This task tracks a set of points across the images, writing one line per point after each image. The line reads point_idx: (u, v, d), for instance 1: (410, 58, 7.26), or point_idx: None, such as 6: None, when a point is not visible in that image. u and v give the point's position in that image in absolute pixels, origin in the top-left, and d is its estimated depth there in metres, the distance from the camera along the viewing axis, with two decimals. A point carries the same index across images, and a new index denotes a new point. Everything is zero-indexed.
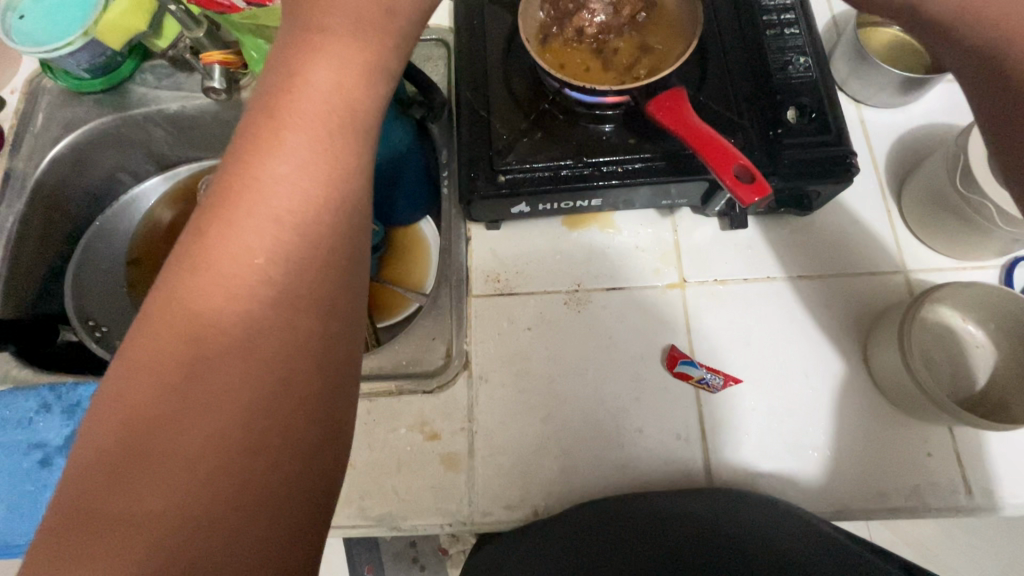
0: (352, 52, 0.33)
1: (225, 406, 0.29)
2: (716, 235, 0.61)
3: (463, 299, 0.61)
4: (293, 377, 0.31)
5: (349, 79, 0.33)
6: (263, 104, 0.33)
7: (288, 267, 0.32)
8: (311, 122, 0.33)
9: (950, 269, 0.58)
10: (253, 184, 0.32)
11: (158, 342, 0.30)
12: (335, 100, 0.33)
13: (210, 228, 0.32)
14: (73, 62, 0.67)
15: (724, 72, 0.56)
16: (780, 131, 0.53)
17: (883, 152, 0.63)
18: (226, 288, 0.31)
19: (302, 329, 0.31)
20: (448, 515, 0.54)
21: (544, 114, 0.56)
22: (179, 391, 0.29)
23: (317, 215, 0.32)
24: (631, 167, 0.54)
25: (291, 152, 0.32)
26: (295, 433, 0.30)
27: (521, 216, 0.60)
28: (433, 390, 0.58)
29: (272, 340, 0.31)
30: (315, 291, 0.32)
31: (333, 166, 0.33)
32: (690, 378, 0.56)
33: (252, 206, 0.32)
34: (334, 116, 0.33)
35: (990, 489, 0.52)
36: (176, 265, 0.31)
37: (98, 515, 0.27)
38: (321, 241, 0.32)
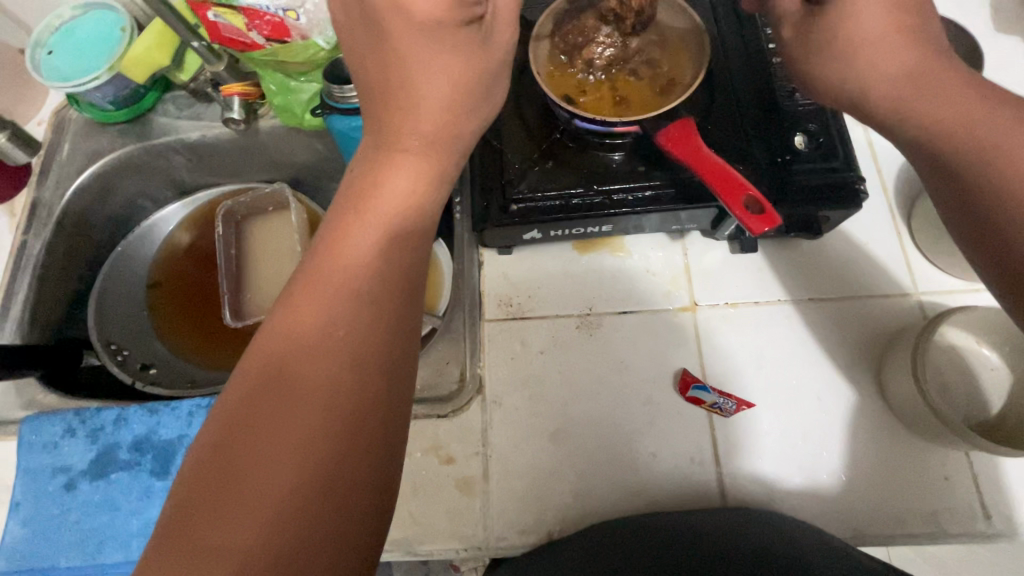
0: (399, 135, 0.37)
1: (299, 454, 0.30)
2: (725, 259, 0.62)
3: (476, 323, 0.62)
4: (360, 426, 0.32)
5: (425, 161, 0.37)
6: (348, 185, 0.37)
7: (364, 324, 0.33)
8: (386, 202, 0.36)
9: (961, 291, 0.58)
10: (335, 249, 0.35)
11: (246, 390, 0.32)
12: (403, 183, 0.37)
13: (297, 284, 0.35)
14: (99, 95, 0.70)
15: (731, 102, 0.57)
16: (789, 157, 0.53)
17: (892, 175, 0.63)
18: (306, 339, 0.33)
19: (373, 382, 0.33)
20: (463, 539, 0.54)
21: (555, 143, 0.57)
22: (261, 433, 0.30)
23: (389, 276, 0.35)
24: (642, 195, 0.55)
25: (367, 225, 0.35)
26: (357, 482, 0.31)
27: (533, 241, 0.61)
28: (447, 414, 0.58)
29: (345, 390, 0.32)
30: (383, 347, 0.34)
31: (396, 241, 0.36)
32: (702, 403, 0.56)
33: (332, 267, 0.34)
34: (407, 200, 0.37)
35: (1010, 516, 0.51)
36: (268, 320, 0.34)
37: (177, 554, 0.28)
38: (391, 301, 0.35)
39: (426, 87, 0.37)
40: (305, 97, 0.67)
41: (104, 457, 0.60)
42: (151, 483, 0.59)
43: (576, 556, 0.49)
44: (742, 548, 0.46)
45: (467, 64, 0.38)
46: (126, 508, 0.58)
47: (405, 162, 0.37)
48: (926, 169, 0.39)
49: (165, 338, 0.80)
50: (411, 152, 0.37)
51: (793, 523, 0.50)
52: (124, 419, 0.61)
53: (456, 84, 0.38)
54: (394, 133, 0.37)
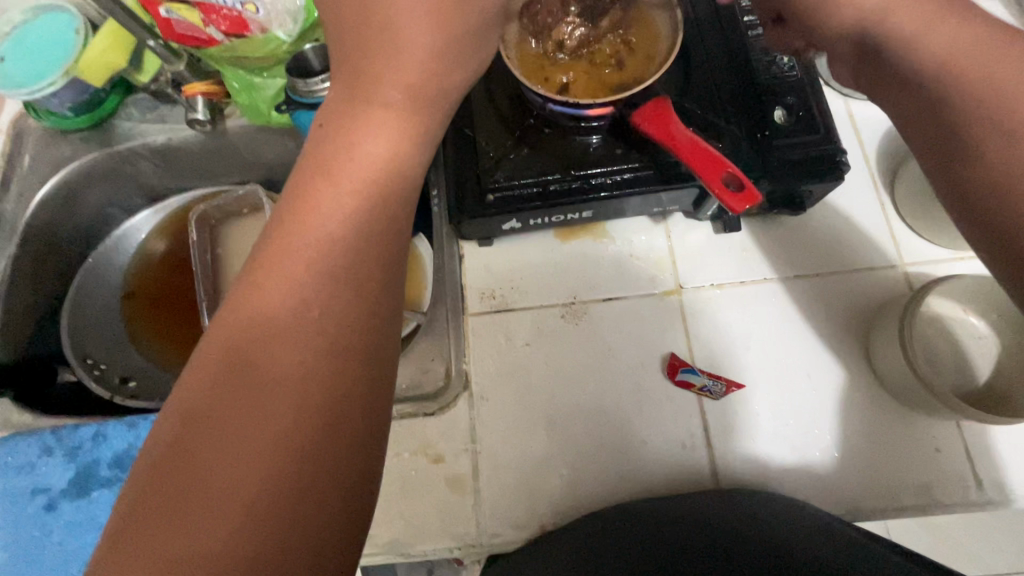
0: (358, 107, 0.34)
1: (272, 447, 0.28)
2: (709, 240, 0.61)
3: (460, 318, 0.61)
4: (336, 413, 0.30)
5: (396, 132, 0.35)
6: (317, 156, 0.34)
7: (335, 305, 0.31)
8: (358, 173, 0.33)
9: (946, 261, 0.57)
10: (300, 226, 0.32)
11: (212, 380, 0.30)
12: (370, 156, 0.34)
13: (267, 264, 0.32)
14: (57, 101, 0.67)
15: (706, 79, 0.55)
16: (769, 132, 0.52)
17: (873, 146, 0.62)
18: (279, 321, 0.31)
19: (349, 367, 0.31)
20: (456, 538, 0.53)
21: (530, 128, 0.55)
22: (233, 421, 0.29)
23: (361, 254, 0.32)
24: (621, 178, 0.53)
25: (340, 199, 0.33)
26: (332, 472, 0.29)
27: (512, 231, 0.60)
28: (434, 412, 0.57)
29: (317, 374, 0.30)
30: (358, 329, 0.32)
31: (368, 217, 0.33)
32: (691, 386, 0.55)
33: (302, 246, 0.32)
34: (377, 172, 0.34)
35: (1001, 484, 0.51)
36: (231, 304, 0.32)
37: (146, 556, 0.26)
38: (364, 281, 0.32)
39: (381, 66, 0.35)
40: (270, 93, 0.65)
41: (85, 476, 0.58)
42: None
43: (570, 547, 0.48)
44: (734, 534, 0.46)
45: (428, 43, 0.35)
46: None
47: (364, 134, 0.34)
48: (906, 137, 0.36)
49: (145, 349, 0.78)
50: (366, 124, 0.34)
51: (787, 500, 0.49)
52: (102, 435, 0.59)
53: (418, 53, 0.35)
54: (350, 106, 0.35)
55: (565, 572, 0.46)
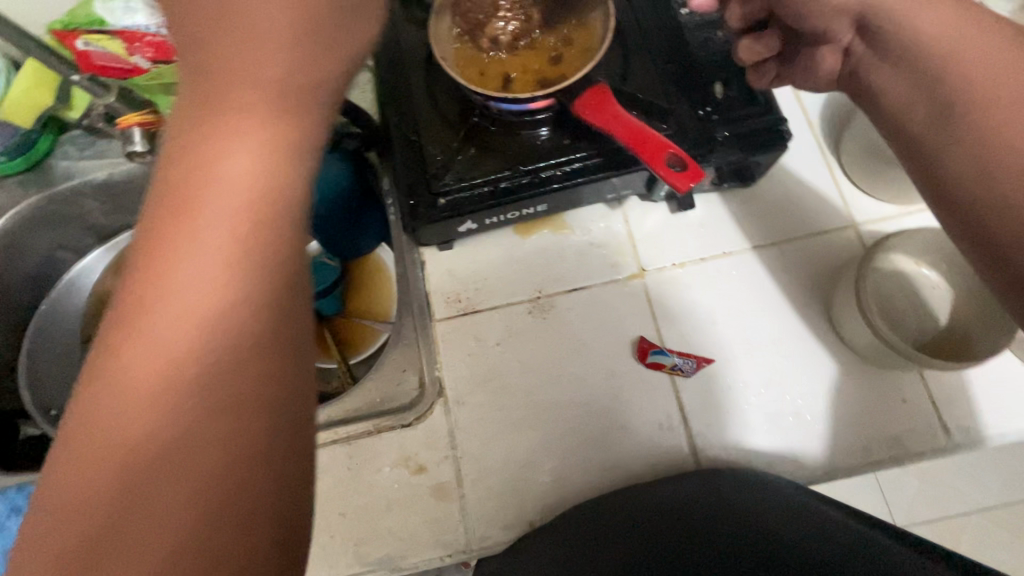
0: (218, 51, 0.24)
1: (158, 558, 0.21)
2: (666, 221, 0.61)
3: (428, 325, 0.60)
4: (263, 477, 0.23)
5: (288, 100, 0.25)
6: (183, 135, 0.24)
7: (226, 357, 0.23)
8: (236, 153, 0.23)
9: (895, 217, 0.59)
10: (162, 249, 0.23)
11: (66, 479, 0.21)
12: (248, 119, 0.24)
13: (131, 298, 0.23)
14: None
15: (645, 60, 0.55)
16: (710, 108, 0.53)
17: (816, 111, 0.63)
18: (164, 378, 0.22)
19: (254, 437, 0.23)
20: (446, 546, 0.53)
21: (476, 127, 0.55)
22: (125, 524, 0.21)
23: (256, 280, 0.23)
24: (570, 169, 0.53)
25: (220, 194, 0.23)
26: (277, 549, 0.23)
27: (470, 232, 0.59)
28: (412, 422, 0.57)
29: (218, 432, 0.22)
30: (262, 383, 0.23)
31: (263, 205, 0.24)
32: (663, 367, 0.56)
33: (173, 271, 0.23)
34: (268, 161, 0.24)
35: (967, 426, 0.52)
36: (87, 365, 0.23)
37: None
38: (264, 315, 0.23)
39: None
40: None
41: None
42: None
43: (557, 540, 0.49)
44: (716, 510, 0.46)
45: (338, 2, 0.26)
46: None
47: (237, 91, 0.24)
48: (889, 116, 0.39)
49: None
50: (238, 77, 0.24)
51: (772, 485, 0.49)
52: None
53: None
54: (209, 53, 0.24)
55: (554, 568, 0.46)
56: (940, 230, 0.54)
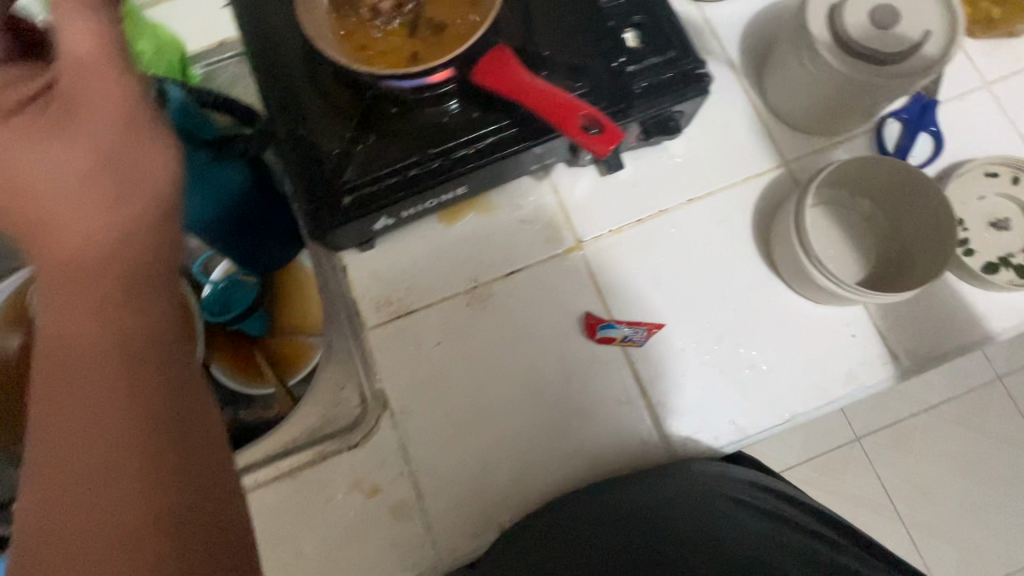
0: (17, 176, 0.30)
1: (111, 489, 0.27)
2: (597, 184, 0.57)
3: (359, 336, 0.55)
4: (165, 481, 0.28)
5: (106, 249, 0.31)
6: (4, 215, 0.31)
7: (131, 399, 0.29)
8: (43, 227, 0.31)
9: (823, 149, 0.57)
10: (71, 278, 0.30)
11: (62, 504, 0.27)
12: (53, 193, 0.30)
13: (48, 379, 0.29)
14: None
15: (546, 10, 0.49)
16: (623, 59, 0.49)
17: (736, 45, 0.60)
18: (79, 407, 0.29)
19: (141, 432, 0.29)
20: (415, 565, 0.50)
21: (372, 113, 0.49)
22: (65, 512, 0.27)
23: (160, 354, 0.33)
24: (483, 146, 0.48)
25: (81, 301, 0.30)
26: (201, 515, 0.29)
27: (389, 228, 0.54)
28: (358, 443, 0.52)
29: (153, 434, 0.29)
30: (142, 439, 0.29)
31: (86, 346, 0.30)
32: (614, 340, 0.53)
33: (71, 354, 0.29)
34: (92, 325, 0.30)
35: (914, 350, 0.52)
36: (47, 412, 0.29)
37: None
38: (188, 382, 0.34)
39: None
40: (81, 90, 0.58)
41: None
42: None
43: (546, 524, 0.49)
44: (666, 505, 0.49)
45: (110, 73, 0.30)
46: None
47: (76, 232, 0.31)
48: None
49: None
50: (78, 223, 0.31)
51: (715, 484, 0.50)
52: None
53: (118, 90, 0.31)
54: (20, 199, 0.31)
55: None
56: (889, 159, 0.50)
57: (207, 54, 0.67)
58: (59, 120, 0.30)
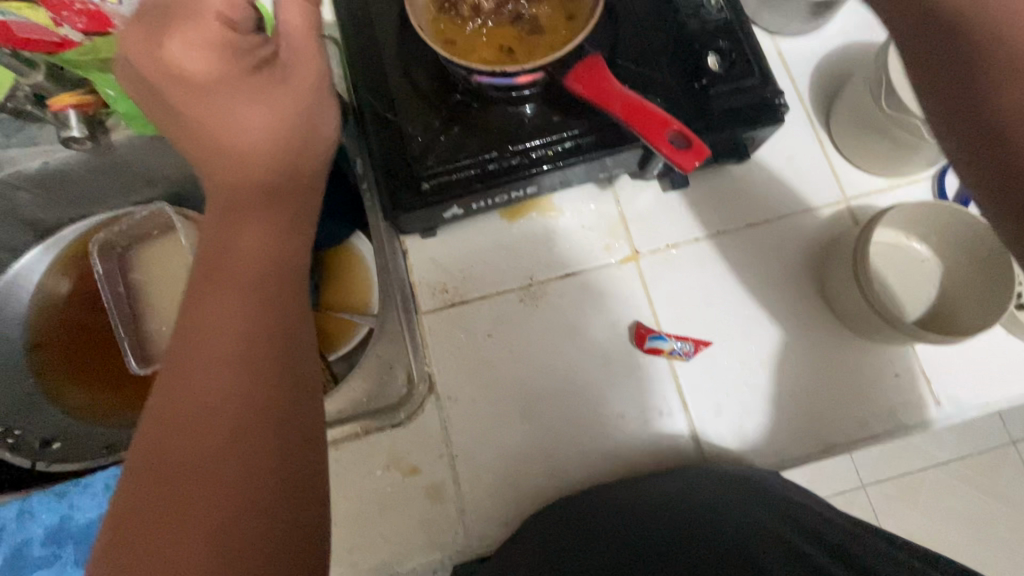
0: (216, 114, 0.37)
1: (221, 424, 0.30)
2: (658, 199, 0.59)
3: (413, 319, 0.57)
4: (272, 389, 0.32)
5: (269, 225, 0.37)
6: (190, 138, 0.38)
7: (256, 334, 0.33)
8: (226, 156, 0.38)
9: (884, 190, 0.58)
10: (230, 233, 0.35)
11: (186, 419, 0.30)
12: (242, 133, 0.37)
13: (195, 292, 0.34)
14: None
15: (634, 27, 0.51)
16: (706, 81, 0.50)
17: (806, 81, 0.61)
18: (214, 306, 0.33)
19: (261, 370, 0.32)
20: (445, 548, 0.51)
21: (458, 106, 0.51)
22: (180, 414, 0.30)
23: (238, 302, 0.33)
24: (561, 148, 0.50)
25: (242, 224, 0.36)
26: (292, 430, 0.32)
27: (456, 218, 0.56)
28: (402, 422, 0.54)
29: (270, 345, 0.33)
30: (264, 378, 0.32)
31: (222, 272, 0.34)
32: (661, 352, 0.54)
33: (222, 264, 0.34)
34: (250, 254, 0.35)
35: (956, 396, 0.53)
36: (185, 336, 0.33)
37: (150, 509, 0.28)
38: (257, 342, 0.32)
39: (177, 60, 0.36)
40: None
41: (31, 546, 0.53)
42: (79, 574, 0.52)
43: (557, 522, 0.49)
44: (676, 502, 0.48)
45: (318, 67, 0.40)
46: None
47: (253, 170, 0.38)
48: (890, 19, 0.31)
49: (69, 405, 0.68)
50: (254, 165, 0.38)
51: (754, 477, 0.50)
52: (29, 510, 0.53)
53: (308, 76, 0.39)
54: (218, 137, 0.37)
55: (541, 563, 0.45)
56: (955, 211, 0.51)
57: None
58: (270, 78, 0.38)
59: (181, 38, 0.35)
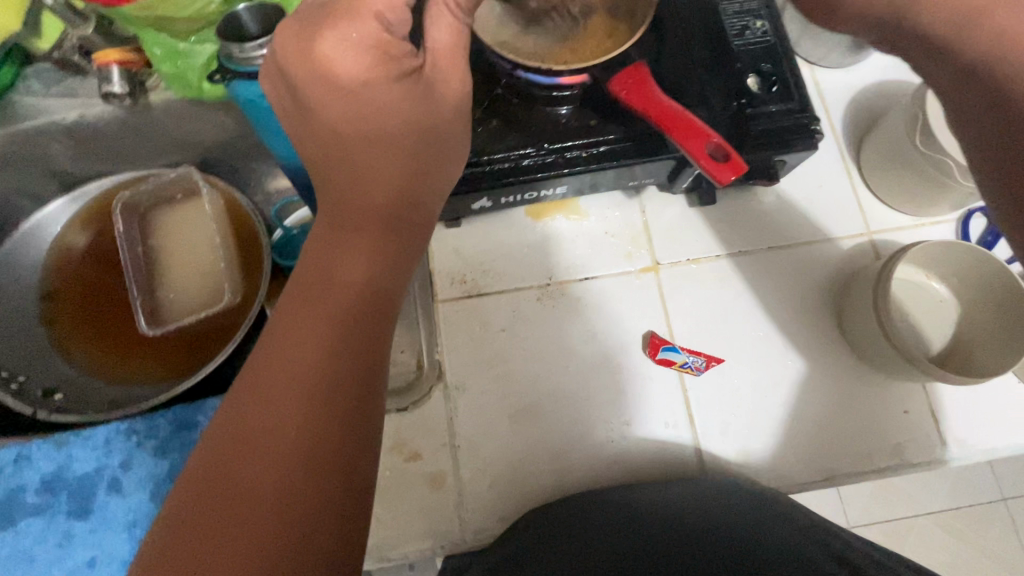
0: (354, 122, 0.38)
1: (286, 454, 0.31)
2: (684, 214, 0.59)
3: (430, 305, 0.57)
4: (346, 423, 0.32)
5: (369, 254, 0.38)
6: (325, 146, 0.39)
7: (339, 368, 0.33)
8: (348, 172, 0.39)
9: (910, 227, 0.58)
10: (331, 258, 0.37)
11: (257, 441, 0.31)
12: (375, 151, 0.38)
13: (287, 313, 0.35)
14: (39, 86, 0.62)
15: (679, 43, 0.52)
16: (746, 100, 0.50)
17: (840, 113, 0.62)
18: (307, 329, 0.34)
19: (339, 405, 0.32)
20: (439, 537, 0.51)
21: (497, 99, 0.51)
22: (250, 432, 0.31)
23: (330, 331, 0.34)
24: (596, 151, 0.50)
25: (351, 245, 0.38)
26: (357, 473, 0.32)
27: (483, 210, 0.56)
28: (408, 407, 0.54)
29: (351, 378, 0.33)
30: (341, 414, 0.32)
31: (318, 297, 0.35)
32: (673, 364, 0.54)
33: (324, 286, 0.36)
34: (348, 283, 0.36)
35: (964, 440, 0.53)
36: (271, 356, 0.33)
37: (204, 527, 0.29)
38: (342, 373, 0.33)
39: (332, 58, 0.35)
40: (200, 61, 0.58)
41: (23, 494, 0.52)
42: (70, 526, 0.52)
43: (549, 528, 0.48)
44: (680, 526, 0.48)
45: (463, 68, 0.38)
46: (44, 559, 0.51)
47: (373, 183, 0.39)
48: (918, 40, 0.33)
49: (74, 359, 0.68)
50: (376, 177, 0.39)
51: (761, 495, 0.50)
52: (26, 457, 0.53)
53: (454, 85, 0.39)
54: (343, 144, 0.38)
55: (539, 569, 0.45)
56: (976, 256, 0.51)
57: None
58: (416, 93, 0.38)
59: (335, 36, 0.35)
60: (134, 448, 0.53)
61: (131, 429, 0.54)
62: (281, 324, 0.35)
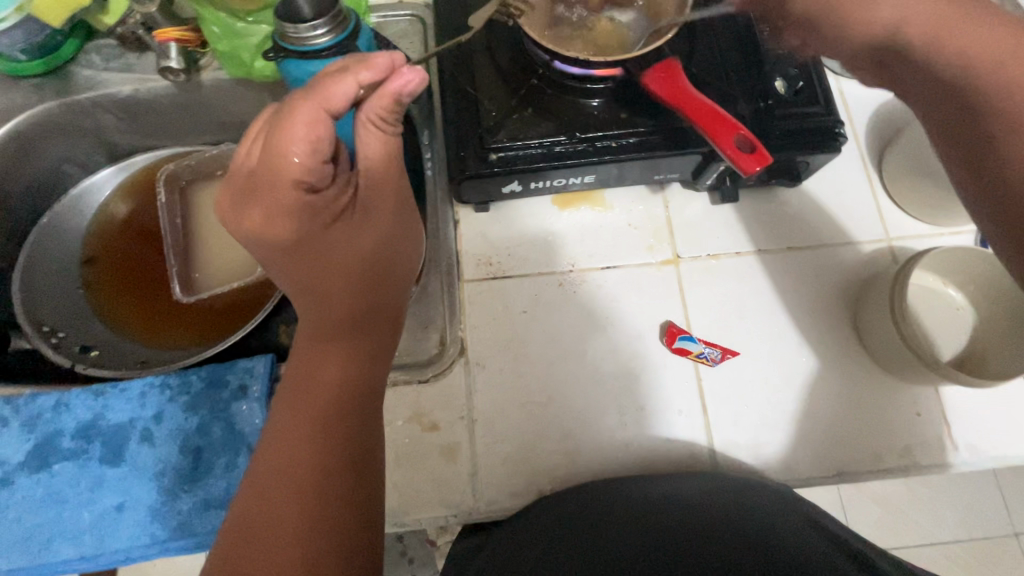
0: (314, 253, 0.44)
1: (288, 543, 0.36)
2: (706, 211, 0.61)
3: (454, 284, 0.59)
4: (336, 508, 0.38)
5: (346, 357, 0.43)
6: (297, 275, 0.45)
7: (323, 458, 0.39)
8: (321, 292, 0.45)
9: (928, 236, 0.59)
10: (313, 365, 0.43)
11: (261, 534, 0.37)
12: (337, 271, 0.45)
13: (278, 419, 0.41)
14: (97, 60, 0.66)
15: (708, 46, 0.55)
16: (772, 101, 0.52)
17: (863, 123, 0.64)
18: (293, 428, 0.40)
19: (327, 492, 0.38)
20: (452, 506, 0.52)
21: (533, 89, 0.54)
22: (254, 531, 0.37)
23: (311, 428, 0.40)
24: (625, 142, 0.52)
25: (332, 353, 0.43)
26: (353, 548, 0.38)
27: (512, 195, 0.58)
28: (429, 379, 0.56)
29: (337, 467, 0.39)
30: (329, 500, 0.38)
31: (303, 399, 0.41)
32: (689, 353, 0.56)
33: (310, 390, 0.42)
34: (329, 382, 0.42)
35: (975, 446, 0.53)
36: (265, 458, 0.39)
37: None
38: (329, 464, 0.39)
39: (266, 228, 0.42)
40: (255, 40, 0.61)
41: (60, 438, 0.55)
42: (102, 472, 0.54)
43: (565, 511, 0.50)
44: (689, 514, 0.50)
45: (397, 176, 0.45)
46: (75, 501, 0.53)
47: (340, 296, 0.44)
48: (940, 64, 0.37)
49: (110, 320, 0.71)
50: (342, 291, 0.45)
51: (767, 488, 0.51)
52: (66, 403, 0.55)
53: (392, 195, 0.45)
54: (316, 266, 0.44)
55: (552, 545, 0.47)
56: (994, 263, 0.52)
57: (386, 8, 0.68)
58: (358, 220, 0.45)
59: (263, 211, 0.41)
60: (167, 402, 0.55)
61: (165, 384, 0.56)
62: (274, 428, 0.41)
